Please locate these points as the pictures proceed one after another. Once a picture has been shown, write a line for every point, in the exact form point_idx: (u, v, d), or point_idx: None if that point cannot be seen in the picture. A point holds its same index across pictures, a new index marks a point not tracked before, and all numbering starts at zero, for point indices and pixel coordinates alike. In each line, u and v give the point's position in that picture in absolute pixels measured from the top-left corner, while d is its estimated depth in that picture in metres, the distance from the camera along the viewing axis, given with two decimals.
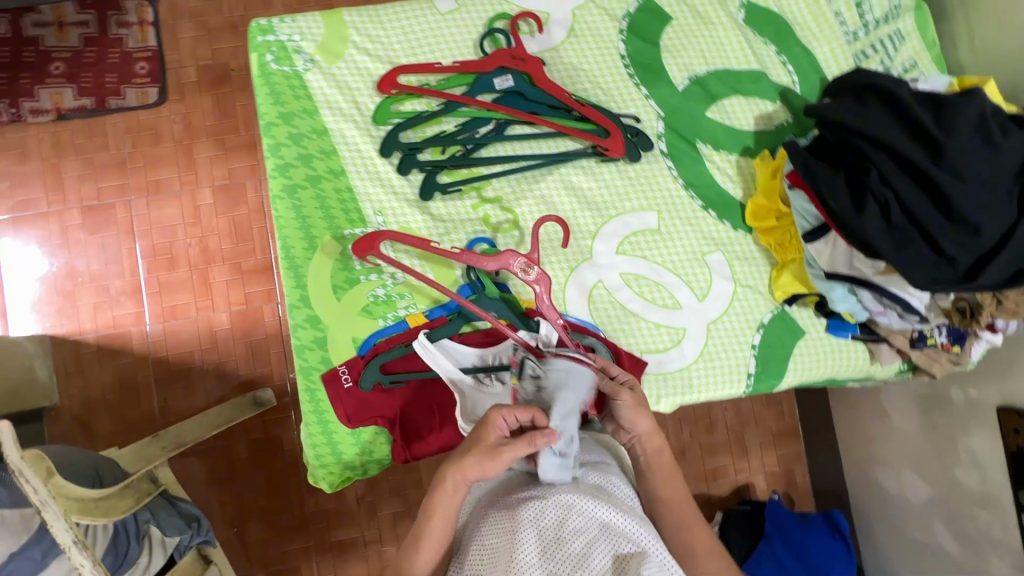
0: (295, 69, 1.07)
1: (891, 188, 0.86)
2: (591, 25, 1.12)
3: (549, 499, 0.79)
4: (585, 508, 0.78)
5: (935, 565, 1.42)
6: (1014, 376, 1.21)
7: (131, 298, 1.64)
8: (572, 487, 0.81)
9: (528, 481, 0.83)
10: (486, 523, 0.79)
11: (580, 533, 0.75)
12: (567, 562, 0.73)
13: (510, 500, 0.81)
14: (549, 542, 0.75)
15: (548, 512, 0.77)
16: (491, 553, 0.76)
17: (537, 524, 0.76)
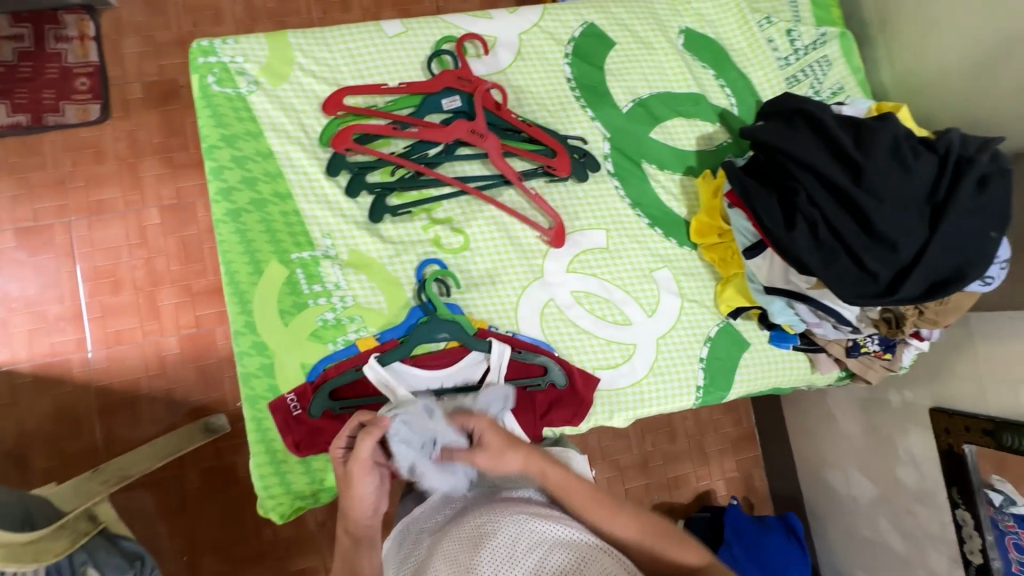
0: (238, 91, 1.05)
1: (818, 207, 0.91)
2: (537, 49, 1.15)
3: (499, 521, 0.78)
4: (535, 527, 0.77)
5: (883, 561, 1.48)
6: (943, 379, 1.29)
7: (72, 324, 1.56)
8: (524, 509, 0.80)
9: (480, 509, 0.82)
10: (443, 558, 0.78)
11: (532, 551, 0.74)
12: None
13: (463, 531, 0.79)
14: (503, 566, 0.73)
15: (499, 537, 0.76)
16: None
17: (489, 550, 0.75)
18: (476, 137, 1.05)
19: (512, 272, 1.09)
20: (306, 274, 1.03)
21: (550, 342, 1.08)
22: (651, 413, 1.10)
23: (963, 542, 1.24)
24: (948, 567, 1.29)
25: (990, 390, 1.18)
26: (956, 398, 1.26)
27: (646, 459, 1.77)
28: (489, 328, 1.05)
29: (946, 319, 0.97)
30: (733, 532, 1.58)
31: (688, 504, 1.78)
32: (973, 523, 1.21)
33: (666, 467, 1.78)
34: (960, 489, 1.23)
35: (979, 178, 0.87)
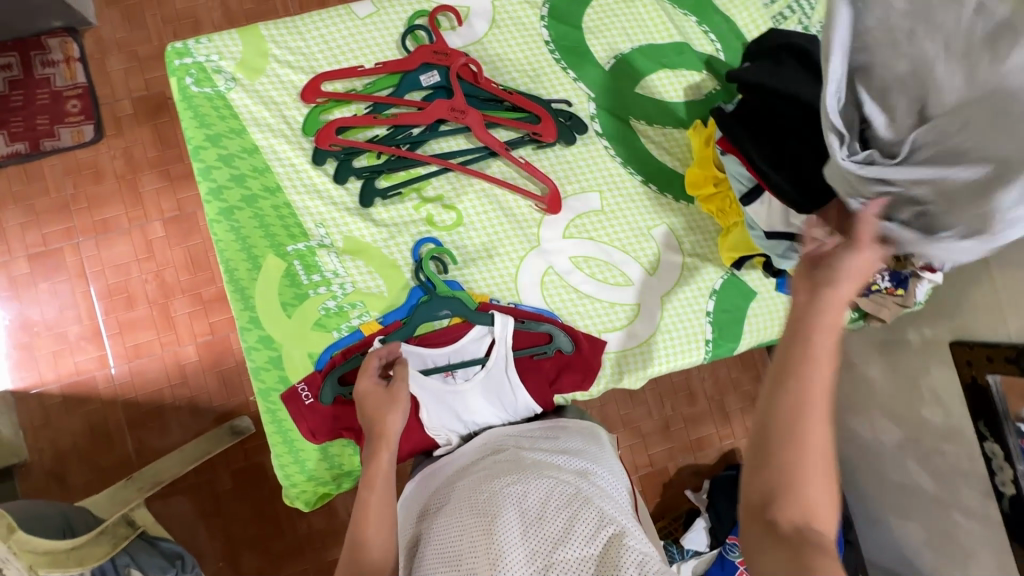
0: (217, 89, 1.05)
1: (808, 148, 0.87)
2: (512, 14, 1.13)
3: (532, 482, 0.80)
4: (565, 491, 0.79)
5: (916, 502, 1.46)
6: (963, 312, 1.25)
7: (92, 342, 1.60)
8: (555, 476, 0.82)
9: (511, 468, 0.84)
10: (470, 506, 0.78)
11: (563, 513, 0.75)
12: (550, 539, 0.72)
13: (494, 483, 0.81)
14: (535, 519, 0.74)
15: (533, 494, 0.78)
16: (475, 533, 0.74)
17: (521, 504, 0.76)
18: (456, 115, 1.04)
19: (508, 243, 1.08)
20: (304, 265, 1.03)
21: (553, 310, 1.07)
22: (661, 371, 1.10)
23: (993, 475, 1.21)
24: (981, 501, 1.27)
25: (1012, 318, 1.14)
26: (976, 329, 1.22)
27: (667, 423, 1.76)
28: (491, 301, 1.04)
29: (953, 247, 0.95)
30: None
31: (714, 464, 1.78)
32: (1003, 454, 1.18)
33: (689, 430, 1.78)
34: (986, 422, 1.19)
35: None
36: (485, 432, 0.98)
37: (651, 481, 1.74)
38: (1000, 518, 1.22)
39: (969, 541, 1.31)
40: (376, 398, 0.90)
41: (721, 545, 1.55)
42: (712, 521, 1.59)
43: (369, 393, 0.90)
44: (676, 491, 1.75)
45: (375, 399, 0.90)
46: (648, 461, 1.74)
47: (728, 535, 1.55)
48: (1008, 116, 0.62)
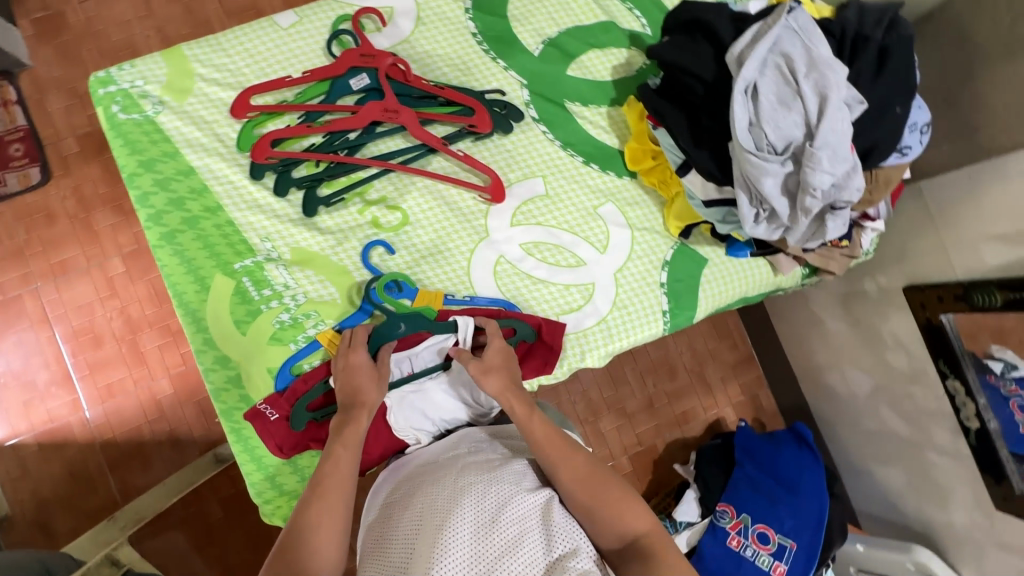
0: (146, 114, 1.04)
1: (725, 123, 0.92)
2: (436, 10, 1.13)
3: (491, 490, 0.82)
4: (523, 501, 0.81)
5: (893, 448, 1.50)
6: (910, 256, 1.28)
7: (62, 388, 1.57)
8: (516, 482, 0.85)
9: (476, 469, 0.86)
10: (429, 503, 0.81)
11: (517, 522, 0.78)
12: (498, 546, 0.76)
13: (457, 482, 0.83)
14: (488, 524, 0.78)
15: (491, 498, 0.81)
16: (428, 529, 0.78)
17: (479, 508, 0.79)
18: (389, 115, 1.04)
19: (457, 237, 1.08)
20: (253, 281, 1.02)
21: (508, 299, 1.07)
22: (623, 346, 1.10)
23: (959, 411, 1.25)
24: (952, 439, 1.30)
25: (955, 256, 1.17)
26: (925, 271, 1.25)
27: (651, 401, 1.78)
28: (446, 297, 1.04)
29: (877, 199, 0.94)
30: (743, 452, 1.61)
31: (700, 436, 1.80)
32: (965, 389, 1.21)
33: (672, 405, 1.80)
34: (946, 360, 1.23)
35: (879, 53, 0.86)
36: (455, 431, 0.98)
37: (642, 460, 1.75)
38: (970, 451, 1.26)
39: (944, 477, 1.35)
40: (359, 372, 0.93)
41: (712, 513, 1.56)
42: (701, 491, 1.60)
43: (354, 366, 0.93)
44: (667, 467, 1.77)
45: (358, 372, 0.93)
46: (636, 441, 1.75)
47: (718, 503, 1.56)
48: (841, 133, 0.81)
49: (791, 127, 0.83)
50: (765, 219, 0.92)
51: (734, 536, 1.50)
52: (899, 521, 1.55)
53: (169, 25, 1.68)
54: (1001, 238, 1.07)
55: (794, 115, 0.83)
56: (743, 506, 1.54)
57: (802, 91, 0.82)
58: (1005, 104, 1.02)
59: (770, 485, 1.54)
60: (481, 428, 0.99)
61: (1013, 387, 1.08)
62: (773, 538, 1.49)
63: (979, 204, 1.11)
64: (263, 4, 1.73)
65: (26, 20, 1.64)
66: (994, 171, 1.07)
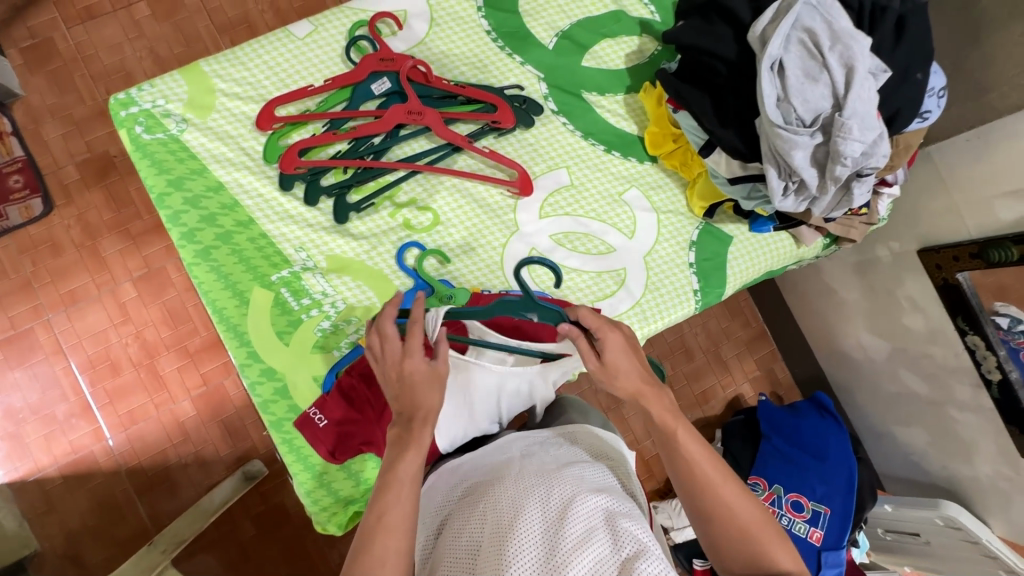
0: (169, 133, 1.04)
1: (750, 101, 0.94)
2: (449, 10, 1.14)
3: (552, 494, 0.78)
4: (586, 502, 0.77)
5: (913, 408, 1.54)
6: (923, 219, 1.32)
7: (84, 417, 1.55)
8: (576, 482, 0.81)
9: (533, 474, 0.82)
10: (489, 506, 0.79)
11: (581, 521, 0.74)
12: (564, 545, 0.71)
13: (516, 485, 0.81)
14: (552, 524, 0.74)
15: (553, 498, 0.78)
16: (491, 533, 0.75)
17: (541, 508, 0.76)
18: (414, 117, 1.05)
19: (488, 233, 1.10)
20: (291, 291, 1.03)
21: (544, 290, 1.08)
22: (658, 329, 1.12)
23: (979, 365, 1.29)
24: (972, 394, 1.34)
25: (968, 216, 1.21)
26: (938, 233, 1.29)
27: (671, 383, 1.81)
28: (483, 291, 1.05)
29: (897, 165, 0.99)
30: (769, 425, 1.64)
31: (722, 413, 1.84)
32: (984, 344, 1.25)
33: (693, 385, 1.82)
34: (964, 316, 1.26)
35: (897, 22, 0.89)
36: (505, 438, 0.94)
37: None
38: (992, 404, 1.30)
39: (967, 433, 1.39)
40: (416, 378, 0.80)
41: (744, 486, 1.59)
42: (731, 466, 1.63)
43: (411, 372, 0.80)
44: None
45: (415, 378, 0.80)
46: None
47: (749, 477, 1.59)
48: (868, 102, 0.84)
49: (819, 100, 0.86)
50: (794, 191, 0.94)
51: (767, 507, 1.53)
52: (924, 479, 1.59)
53: (161, 46, 1.66)
54: (1015, 194, 1.11)
55: (821, 87, 0.85)
56: (774, 478, 1.57)
57: (828, 64, 0.85)
58: (1013, 65, 1.06)
59: (797, 454, 1.57)
60: (532, 435, 0.95)
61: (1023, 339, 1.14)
62: (807, 506, 1.52)
63: (989, 164, 1.15)
64: (253, 19, 1.72)
65: (14, 50, 1.60)
66: (1003, 131, 1.10)
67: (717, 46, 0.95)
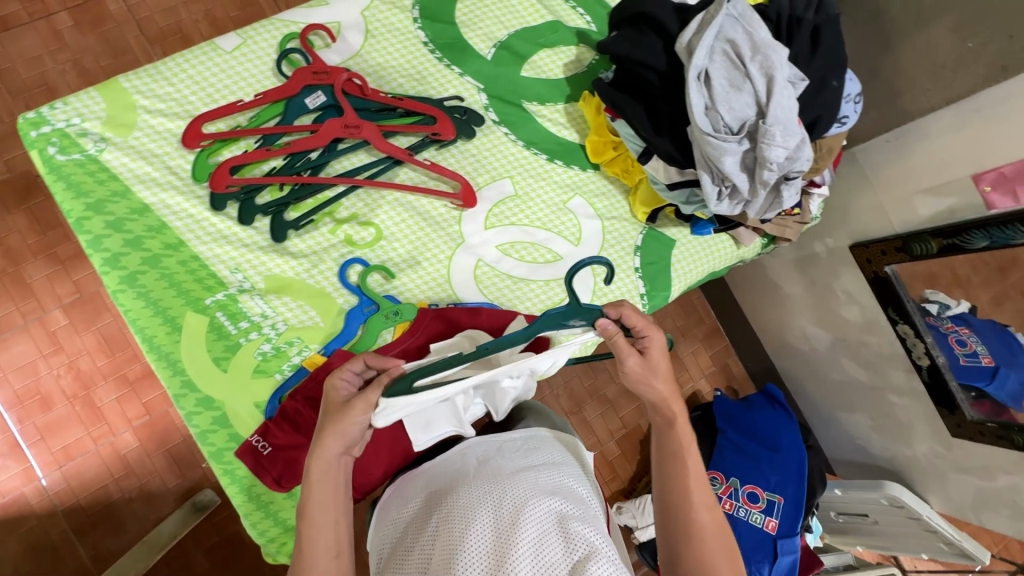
0: (88, 153, 0.98)
1: (682, 110, 0.97)
2: (384, 21, 1.13)
3: (505, 503, 0.77)
4: (540, 508, 0.76)
5: (856, 395, 1.61)
6: (853, 216, 1.38)
7: (11, 457, 1.43)
8: (529, 483, 0.80)
9: (487, 481, 0.80)
10: (441, 515, 0.77)
11: (533, 528, 0.74)
12: (513, 551, 0.71)
13: (468, 491, 0.79)
14: (503, 529, 0.73)
15: (505, 502, 0.77)
16: (442, 542, 0.74)
17: (492, 514, 0.75)
18: (351, 131, 1.02)
19: (433, 246, 1.08)
20: (228, 315, 0.98)
21: (492, 301, 1.07)
22: None
23: (910, 352, 1.36)
24: (906, 379, 1.41)
25: (892, 212, 1.28)
26: (867, 229, 1.35)
27: None
28: (430, 306, 1.04)
29: (823, 167, 1.03)
30: (724, 420, 1.69)
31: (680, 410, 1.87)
32: (914, 332, 1.32)
33: None
34: (894, 307, 1.34)
35: (812, 31, 0.93)
36: (461, 446, 0.91)
37: (630, 441, 1.79)
38: (924, 388, 1.37)
39: (905, 416, 1.46)
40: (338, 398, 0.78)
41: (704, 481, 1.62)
42: None
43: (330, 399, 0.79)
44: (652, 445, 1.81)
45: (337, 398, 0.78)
46: (621, 424, 1.78)
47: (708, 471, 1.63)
48: (789, 108, 0.87)
49: (744, 107, 0.89)
50: (728, 196, 0.97)
51: (726, 499, 1.57)
52: (869, 462, 1.67)
53: (87, 58, 1.57)
54: (932, 190, 1.18)
55: (745, 95, 0.89)
56: (731, 471, 1.61)
57: (750, 73, 0.88)
58: (923, 69, 1.13)
59: (752, 447, 1.62)
60: (487, 437, 0.92)
61: (951, 324, 1.24)
62: (762, 496, 1.56)
63: (908, 163, 1.21)
64: (188, 28, 1.65)
65: None
66: (918, 131, 1.17)
67: (646, 56, 0.97)
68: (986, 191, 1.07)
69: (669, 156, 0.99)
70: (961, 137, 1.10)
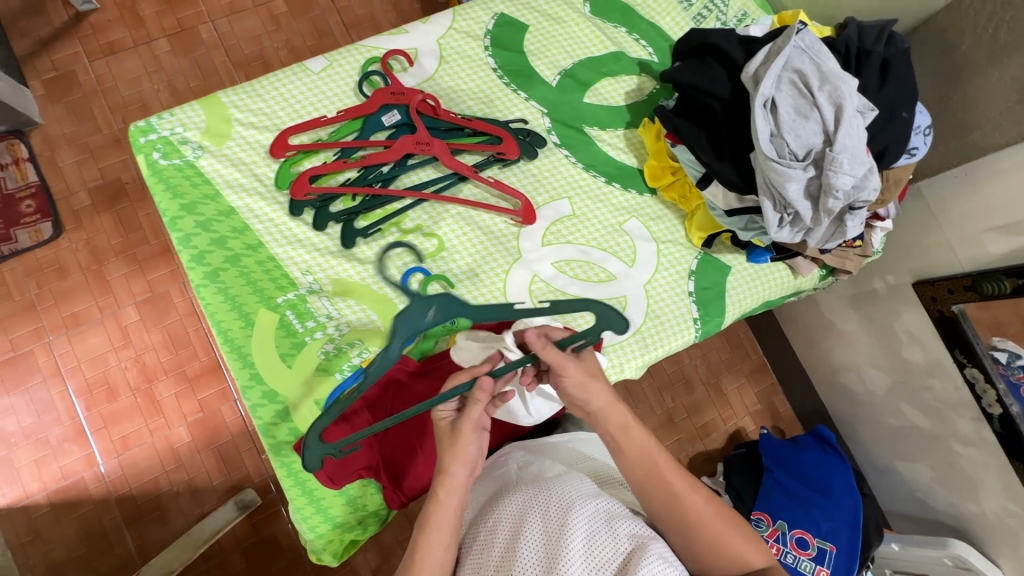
0: (186, 159, 1.07)
1: (745, 136, 0.98)
2: (458, 49, 1.20)
3: (552, 504, 0.78)
4: (587, 509, 0.78)
5: (916, 442, 1.52)
6: (916, 253, 1.34)
7: (76, 442, 1.52)
8: (574, 486, 0.82)
9: (532, 485, 0.82)
10: (493, 521, 0.80)
11: (582, 528, 0.75)
12: (564, 551, 0.72)
13: (516, 496, 0.82)
14: (552, 531, 0.75)
15: (552, 504, 0.78)
16: (493, 544, 0.77)
17: (541, 516, 0.77)
18: (422, 148, 1.09)
19: (491, 259, 1.12)
20: (297, 314, 1.04)
21: None
22: (658, 355, 1.12)
23: (979, 399, 1.29)
24: (974, 428, 1.34)
25: (960, 249, 1.24)
26: (931, 267, 1.31)
27: (672, 415, 1.80)
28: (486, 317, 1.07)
29: (889, 199, 1.02)
30: (770, 459, 1.62)
31: (723, 447, 1.82)
32: (984, 377, 1.26)
33: (693, 418, 1.81)
34: (962, 349, 1.28)
35: (882, 64, 0.94)
36: (503, 452, 0.94)
37: None
38: (995, 438, 1.30)
39: (972, 468, 1.38)
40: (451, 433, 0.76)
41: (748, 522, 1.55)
42: (734, 501, 1.62)
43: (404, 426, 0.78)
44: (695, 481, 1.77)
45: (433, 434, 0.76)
46: None
47: (753, 512, 1.56)
48: (857, 135, 0.87)
49: (811, 135, 0.89)
50: (789, 223, 0.97)
51: (773, 543, 1.48)
52: (929, 517, 1.57)
53: (179, 79, 1.73)
54: (1004, 229, 1.14)
55: (812, 124, 0.89)
56: (778, 513, 1.53)
57: (818, 102, 0.89)
58: (993, 106, 1.11)
59: (800, 489, 1.55)
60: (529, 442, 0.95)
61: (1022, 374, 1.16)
62: (812, 543, 1.48)
63: (979, 201, 1.18)
64: (269, 55, 1.80)
65: (37, 80, 1.66)
66: (989, 168, 1.15)
67: (711, 84, 1.00)
68: None
69: (731, 181, 1.00)
70: None
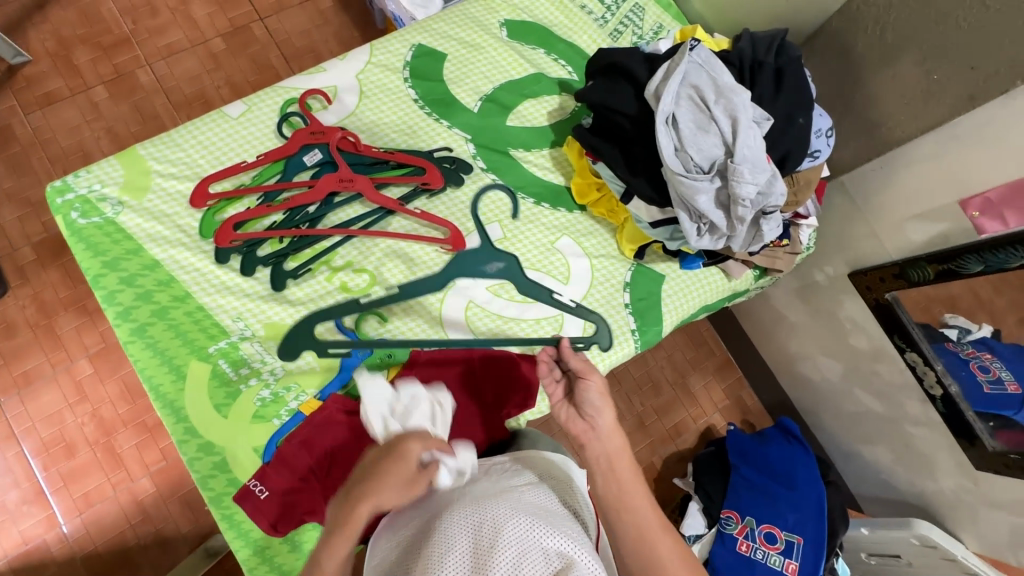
0: (106, 216, 1.06)
1: (655, 152, 1.00)
2: (377, 83, 1.21)
3: (488, 516, 0.77)
4: (523, 524, 0.77)
5: (874, 426, 1.55)
6: (849, 244, 1.37)
7: (36, 504, 1.49)
8: (514, 502, 0.81)
9: (472, 498, 0.81)
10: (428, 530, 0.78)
11: (513, 544, 0.74)
12: (490, 563, 0.72)
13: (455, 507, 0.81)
14: (484, 544, 0.74)
15: (489, 517, 0.77)
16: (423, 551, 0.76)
17: (475, 528, 0.76)
18: (345, 185, 1.09)
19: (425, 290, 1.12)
20: (230, 362, 1.03)
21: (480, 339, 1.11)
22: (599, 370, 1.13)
23: (922, 381, 1.32)
24: (922, 409, 1.36)
25: (886, 238, 1.27)
26: (864, 257, 1.34)
27: (640, 419, 1.81)
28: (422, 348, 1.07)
29: (803, 199, 1.05)
30: (738, 455, 1.63)
31: (694, 446, 1.83)
32: (922, 360, 1.29)
33: (662, 419, 1.83)
34: (900, 335, 1.31)
35: (775, 73, 0.98)
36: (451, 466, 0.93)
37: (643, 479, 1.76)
38: (941, 419, 1.32)
39: (926, 448, 1.40)
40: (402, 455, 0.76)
41: (718, 522, 1.57)
42: (705, 501, 1.62)
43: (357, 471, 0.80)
44: (669, 484, 1.78)
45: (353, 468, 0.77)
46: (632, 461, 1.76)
47: (722, 511, 1.58)
48: (756, 144, 0.90)
49: (712, 147, 0.92)
50: (707, 231, 0.99)
51: (742, 541, 1.50)
52: (895, 498, 1.59)
53: (119, 124, 1.71)
54: (922, 216, 1.18)
55: (712, 136, 0.92)
56: (746, 510, 1.55)
57: (715, 116, 0.91)
58: (894, 100, 1.15)
59: (767, 483, 1.55)
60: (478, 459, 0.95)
61: (972, 350, 1.17)
62: (780, 536, 1.49)
63: (896, 192, 1.22)
64: (210, 92, 1.79)
65: None
66: (901, 160, 1.18)
67: (619, 103, 1.02)
68: (975, 216, 1.07)
69: (647, 195, 1.02)
70: (942, 163, 1.11)
